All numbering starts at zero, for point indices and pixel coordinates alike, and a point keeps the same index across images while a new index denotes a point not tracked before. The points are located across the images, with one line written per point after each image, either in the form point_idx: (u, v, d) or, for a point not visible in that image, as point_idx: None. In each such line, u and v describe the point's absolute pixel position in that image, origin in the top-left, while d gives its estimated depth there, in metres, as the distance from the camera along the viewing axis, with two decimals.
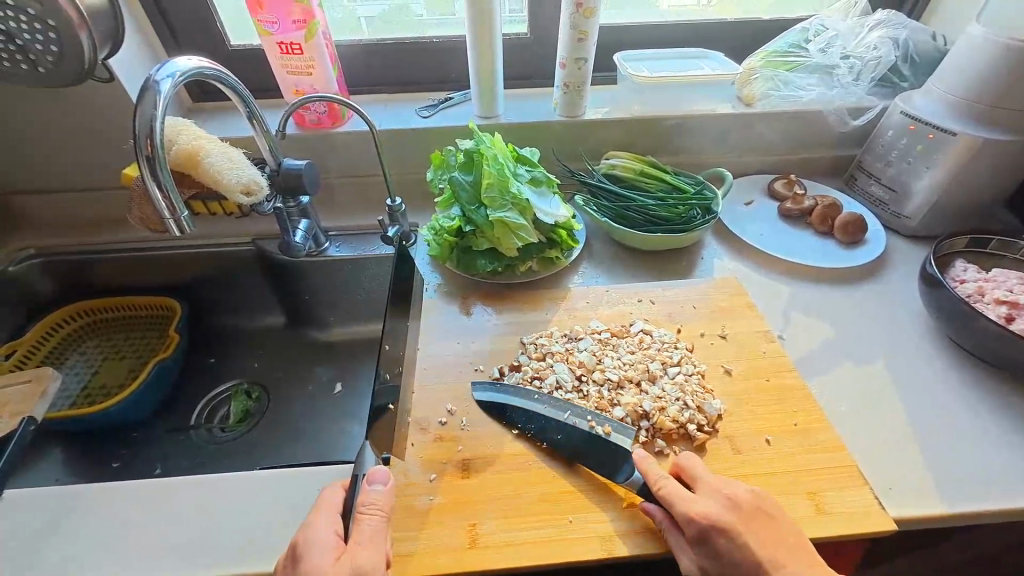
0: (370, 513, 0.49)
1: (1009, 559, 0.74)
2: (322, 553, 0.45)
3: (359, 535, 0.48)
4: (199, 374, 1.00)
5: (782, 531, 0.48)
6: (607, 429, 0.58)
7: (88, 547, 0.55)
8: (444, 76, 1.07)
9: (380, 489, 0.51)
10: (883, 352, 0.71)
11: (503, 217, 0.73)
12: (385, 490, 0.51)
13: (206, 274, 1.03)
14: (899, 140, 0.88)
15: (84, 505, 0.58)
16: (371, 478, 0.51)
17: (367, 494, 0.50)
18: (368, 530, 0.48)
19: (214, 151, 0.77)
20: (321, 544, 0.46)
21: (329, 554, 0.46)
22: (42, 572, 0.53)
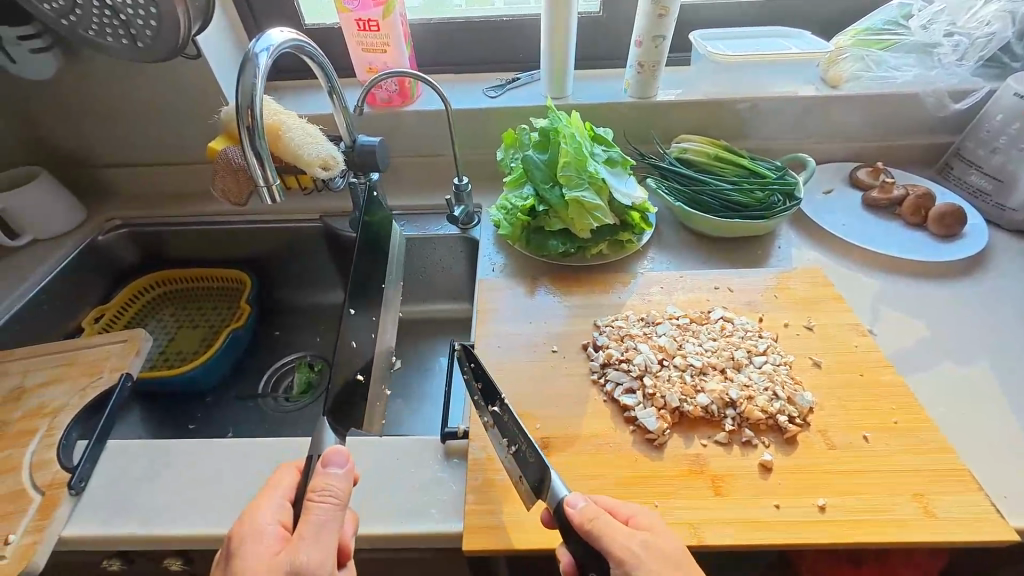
0: (315, 502, 0.44)
1: None
2: (258, 548, 0.43)
3: (304, 528, 0.44)
4: (266, 345, 1.04)
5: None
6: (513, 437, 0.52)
7: (182, 496, 0.58)
8: (511, 57, 1.05)
9: (339, 474, 0.46)
10: (990, 352, 0.66)
11: (580, 197, 0.72)
12: (345, 476, 0.46)
13: (274, 249, 1.06)
14: (1009, 126, 0.81)
15: (176, 458, 0.61)
16: (328, 462, 0.47)
17: (322, 478, 0.45)
18: (314, 523, 0.44)
19: (293, 127, 0.78)
20: (261, 535, 0.44)
21: (265, 551, 0.43)
22: (143, 517, 0.56)
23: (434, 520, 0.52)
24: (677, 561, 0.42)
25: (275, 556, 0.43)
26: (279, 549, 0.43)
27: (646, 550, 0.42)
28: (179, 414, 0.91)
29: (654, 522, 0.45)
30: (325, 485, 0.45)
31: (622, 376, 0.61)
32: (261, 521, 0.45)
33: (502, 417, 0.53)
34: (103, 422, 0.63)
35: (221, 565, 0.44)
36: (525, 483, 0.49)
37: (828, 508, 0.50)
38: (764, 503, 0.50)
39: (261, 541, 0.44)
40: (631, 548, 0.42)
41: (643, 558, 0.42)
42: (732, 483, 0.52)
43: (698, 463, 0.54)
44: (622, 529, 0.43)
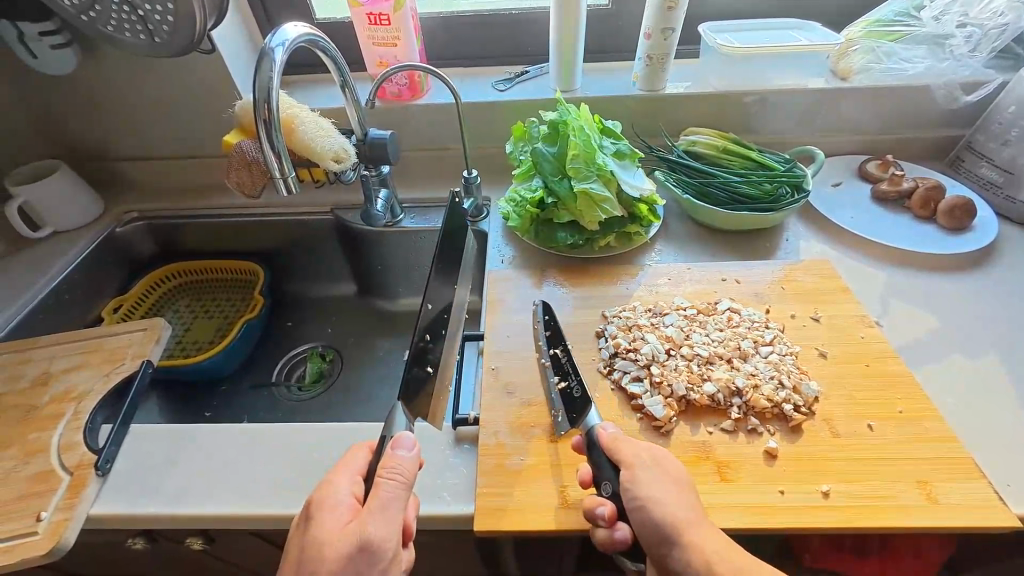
0: (384, 479, 0.47)
1: None
2: (333, 516, 0.46)
3: (374, 502, 0.46)
4: (278, 335, 1.06)
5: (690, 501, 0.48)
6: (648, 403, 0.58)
7: (202, 479, 0.60)
8: (520, 50, 1.05)
9: (407, 455, 0.49)
10: (997, 344, 0.66)
11: (588, 189, 0.73)
12: (411, 458, 0.49)
13: (287, 241, 1.08)
14: (1021, 118, 0.80)
15: (196, 442, 0.63)
16: (397, 443, 0.49)
17: (392, 458, 0.48)
18: (382, 499, 0.46)
19: (306, 120, 0.80)
20: (335, 505, 0.46)
21: (339, 522, 0.45)
22: (165, 498, 0.58)
23: (445, 503, 0.54)
24: (681, 479, 0.49)
25: (346, 526, 0.45)
26: (351, 519, 0.46)
27: (653, 466, 0.50)
28: (194, 402, 0.93)
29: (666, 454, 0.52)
30: (393, 464, 0.48)
31: (630, 366, 0.62)
32: (337, 491, 0.47)
33: (648, 351, 0.62)
34: (125, 407, 0.65)
35: (296, 529, 0.47)
36: (643, 411, 0.58)
37: (831, 494, 0.51)
38: (768, 489, 0.51)
39: (336, 510, 0.46)
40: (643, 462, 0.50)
41: (650, 467, 0.49)
42: (737, 469, 0.53)
43: (704, 450, 0.55)
44: (637, 450, 0.51)
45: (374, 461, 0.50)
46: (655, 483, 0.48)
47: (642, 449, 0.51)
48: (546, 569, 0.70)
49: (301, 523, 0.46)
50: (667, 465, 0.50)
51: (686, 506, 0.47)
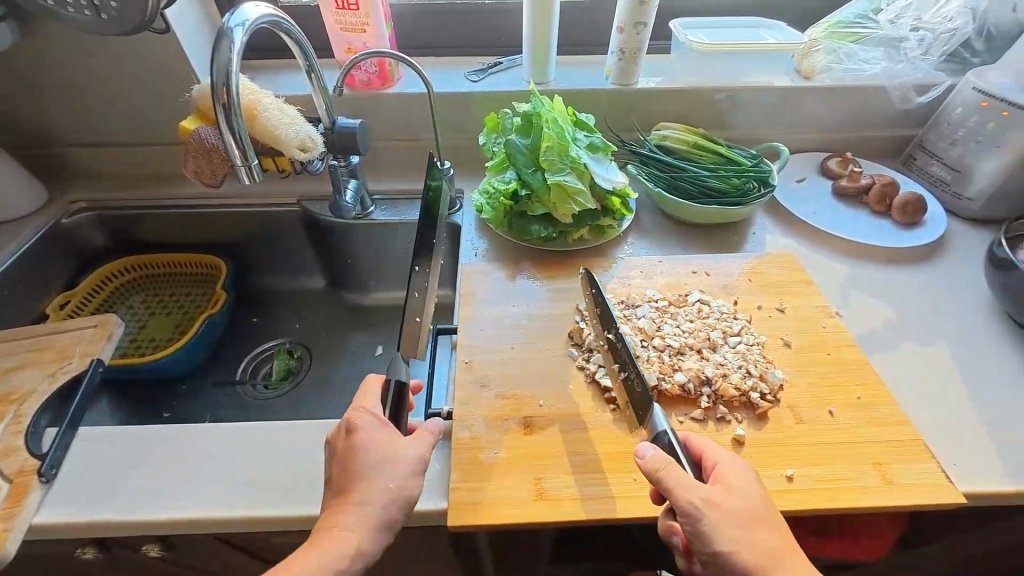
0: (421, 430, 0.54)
1: None
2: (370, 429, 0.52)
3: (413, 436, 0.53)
4: (243, 332, 1.02)
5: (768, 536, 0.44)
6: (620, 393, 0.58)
7: (159, 483, 0.57)
8: (493, 41, 1.04)
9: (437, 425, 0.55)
10: (945, 332, 0.70)
11: (561, 181, 0.72)
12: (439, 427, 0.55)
13: (252, 234, 1.03)
14: (968, 118, 0.85)
15: (153, 444, 0.60)
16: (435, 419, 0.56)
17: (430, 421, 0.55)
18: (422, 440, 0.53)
19: (269, 106, 0.76)
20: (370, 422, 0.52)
21: (385, 436, 0.52)
22: (117, 504, 0.55)
23: (418, 500, 0.53)
24: (744, 517, 0.45)
25: (390, 439, 0.51)
26: (390, 434, 0.52)
27: (714, 507, 0.44)
28: (152, 403, 0.89)
29: (734, 475, 0.47)
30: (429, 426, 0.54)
31: (604, 359, 0.62)
32: (370, 414, 0.53)
33: (615, 343, 0.61)
34: (73, 409, 0.61)
35: (336, 443, 0.51)
36: (633, 410, 0.55)
37: (795, 478, 0.52)
38: None
39: (376, 428, 0.52)
40: (694, 503, 0.44)
41: (710, 513, 0.44)
42: None
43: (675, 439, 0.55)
44: (693, 482, 0.45)
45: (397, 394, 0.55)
46: (717, 532, 0.44)
47: (696, 484, 0.45)
48: (520, 562, 0.70)
49: (343, 438, 0.51)
50: (733, 497, 0.46)
51: (758, 547, 0.43)
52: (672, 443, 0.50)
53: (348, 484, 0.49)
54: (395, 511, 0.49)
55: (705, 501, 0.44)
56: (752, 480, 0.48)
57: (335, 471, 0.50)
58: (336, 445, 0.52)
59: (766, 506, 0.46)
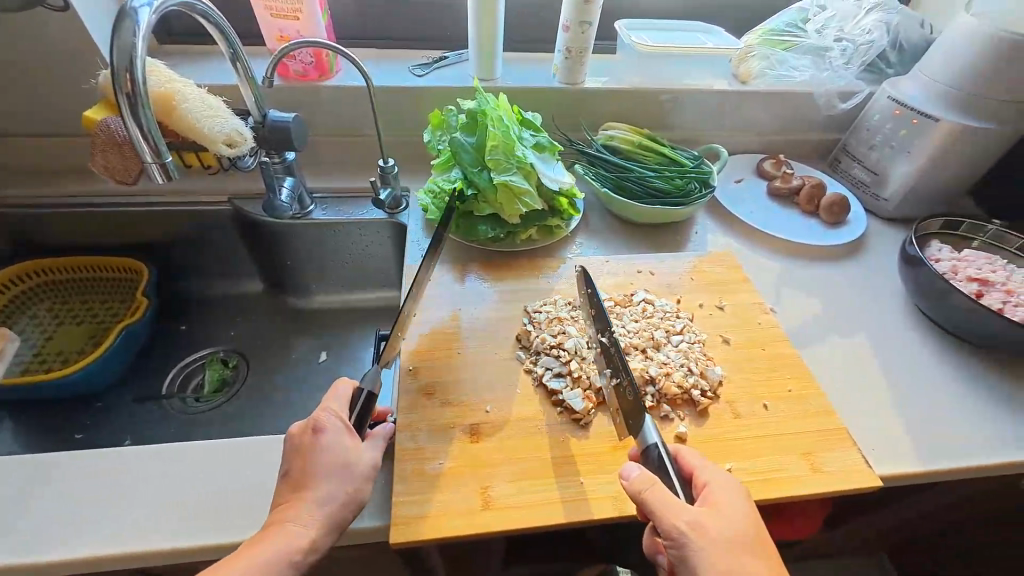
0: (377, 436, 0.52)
1: (955, 517, 0.81)
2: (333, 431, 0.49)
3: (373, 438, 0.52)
4: (170, 341, 0.94)
5: (755, 562, 0.43)
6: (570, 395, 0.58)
7: (62, 517, 0.51)
8: (438, 34, 1.01)
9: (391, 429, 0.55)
10: (865, 325, 0.75)
11: (507, 181, 0.71)
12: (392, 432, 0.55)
13: (178, 235, 0.95)
14: (885, 125, 0.91)
15: (56, 474, 0.54)
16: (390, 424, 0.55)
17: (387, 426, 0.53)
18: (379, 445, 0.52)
19: (190, 97, 0.70)
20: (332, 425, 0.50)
21: (346, 437, 0.50)
22: (10, 545, 0.49)
23: (358, 519, 0.50)
24: (731, 540, 0.43)
25: (351, 444, 0.50)
26: (350, 438, 0.50)
27: (698, 529, 0.43)
28: (63, 422, 0.80)
29: (724, 497, 0.46)
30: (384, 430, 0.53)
31: (552, 362, 0.61)
32: (335, 416, 0.50)
33: (614, 347, 0.59)
34: None
35: (296, 440, 0.49)
36: (625, 418, 0.54)
37: (732, 472, 0.55)
38: None
39: (338, 430, 0.50)
40: (680, 526, 0.43)
41: (693, 536, 0.43)
42: None
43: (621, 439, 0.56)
44: (680, 503, 0.45)
45: (366, 396, 0.53)
46: (703, 556, 0.42)
47: (681, 505, 0.44)
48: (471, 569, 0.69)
49: (305, 436, 0.49)
50: (721, 522, 0.44)
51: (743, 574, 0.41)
52: (661, 456, 0.49)
53: (304, 481, 0.47)
54: (349, 511, 0.47)
55: (689, 523, 0.43)
56: (746, 506, 0.46)
57: (290, 466, 0.48)
58: (296, 442, 0.49)
59: (759, 534, 0.45)
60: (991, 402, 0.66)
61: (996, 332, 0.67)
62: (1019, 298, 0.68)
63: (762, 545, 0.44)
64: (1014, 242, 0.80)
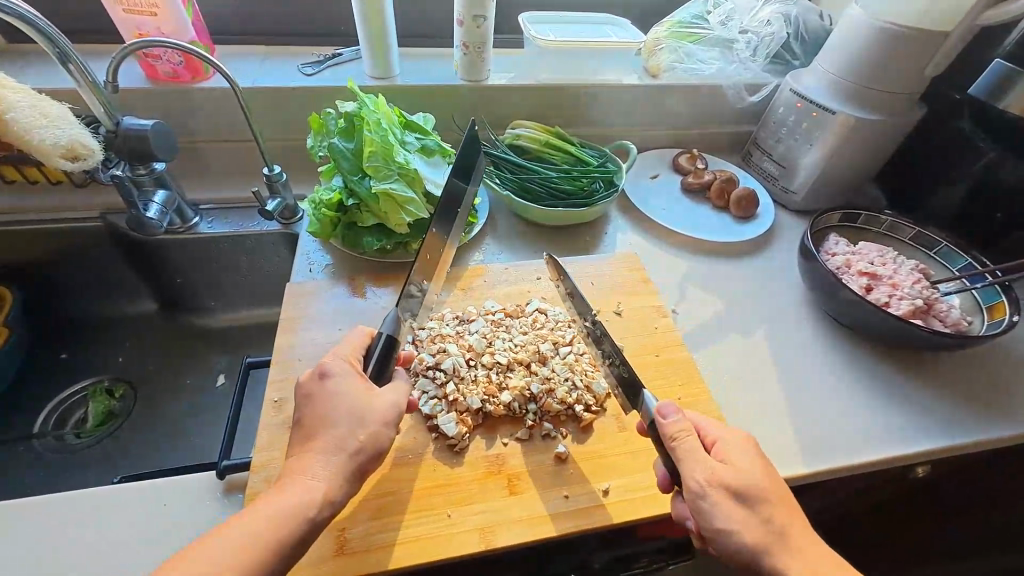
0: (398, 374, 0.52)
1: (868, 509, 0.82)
2: (344, 378, 0.49)
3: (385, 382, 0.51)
4: (43, 374, 0.85)
5: (771, 508, 0.44)
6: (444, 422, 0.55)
7: None
8: (331, 29, 0.94)
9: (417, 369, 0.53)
10: (765, 321, 0.74)
11: (388, 189, 0.67)
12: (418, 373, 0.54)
13: (49, 256, 0.85)
14: (788, 117, 0.90)
15: None
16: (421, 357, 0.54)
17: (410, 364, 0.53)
18: (399, 386, 0.51)
19: (18, 103, 0.62)
20: (341, 374, 0.49)
21: (359, 377, 0.50)
22: None
23: None
24: (745, 490, 0.45)
25: (363, 386, 0.49)
26: (364, 381, 0.50)
27: (718, 488, 0.44)
28: None
29: (735, 450, 0.48)
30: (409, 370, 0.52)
31: (428, 385, 0.58)
32: (344, 360, 0.51)
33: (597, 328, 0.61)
34: None
35: (304, 385, 0.49)
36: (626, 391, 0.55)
37: (610, 491, 0.53)
38: (555, 495, 0.52)
39: (347, 373, 0.50)
40: (699, 483, 0.44)
41: (711, 489, 0.44)
42: (527, 479, 0.53)
43: (497, 464, 0.54)
44: (696, 461, 0.46)
45: (381, 341, 0.54)
46: (724, 508, 0.44)
47: (697, 463, 0.45)
48: None
49: (314, 380, 0.49)
50: (735, 475, 0.45)
51: (760, 524, 0.43)
52: None
53: (316, 429, 0.46)
54: (365, 458, 0.46)
55: (707, 481, 0.45)
56: (756, 457, 0.47)
57: (304, 411, 0.48)
58: (305, 389, 0.49)
59: (774, 482, 0.46)
60: (880, 396, 0.67)
61: (883, 325, 0.67)
62: (902, 291, 0.70)
63: (778, 491, 0.46)
64: (907, 232, 0.81)
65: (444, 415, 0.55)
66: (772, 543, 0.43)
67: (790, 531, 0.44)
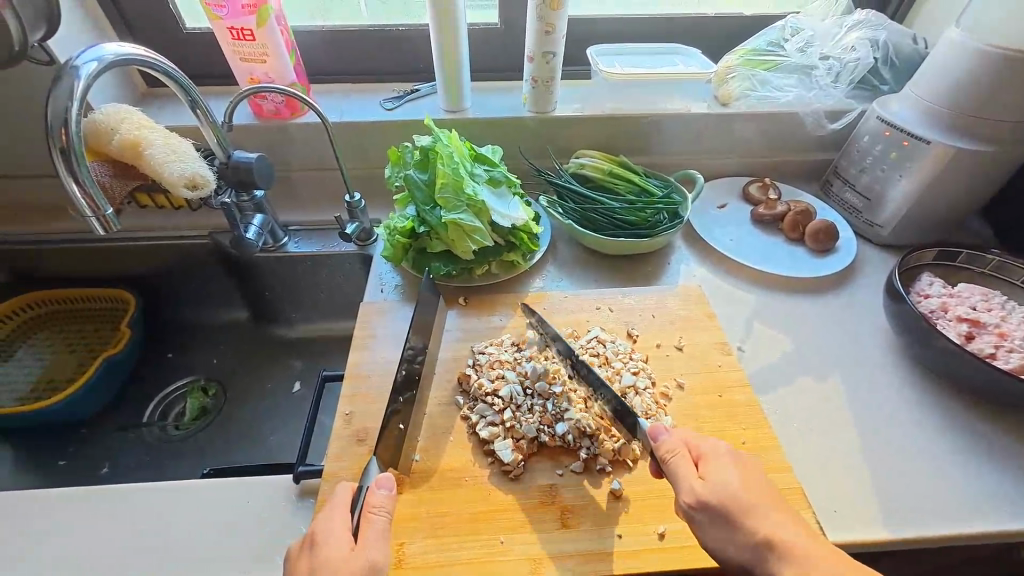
0: (370, 518, 0.47)
1: None
2: (327, 546, 0.45)
3: (367, 534, 0.46)
4: (154, 370, 0.97)
5: (766, 523, 0.45)
6: (501, 447, 0.56)
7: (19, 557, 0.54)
8: (410, 67, 1.03)
9: (385, 494, 0.48)
10: (844, 366, 0.69)
11: (457, 219, 0.71)
12: (389, 496, 0.48)
13: (166, 267, 0.98)
14: (875, 146, 0.85)
15: (20, 512, 0.58)
16: (378, 479, 0.48)
17: (372, 497, 0.48)
18: (373, 530, 0.46)
19: (156, 142, 0.73)
20: (328, 540, 0.45)
21: (342, 531, 0.46)
22: None
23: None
24: (738, 501, 0.46)
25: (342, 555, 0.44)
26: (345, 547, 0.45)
27: (704, 507, 0.46)
28: (46, 451, 0.83)
29: (722, 463, 0.49)
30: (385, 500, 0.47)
31: (486, 410, 0.60)
32: (330, 526, 0.47)
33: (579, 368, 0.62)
34: None
35: (295, 566, 0.45)
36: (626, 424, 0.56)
37: (666, 535, 0.51)
38: (607, 533, 0.51)
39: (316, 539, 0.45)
40: (691, 497, 0.47)
41: (703, 502, 0.46)
42: (580, 514, 0.53)
43: (550, 495, 0.54)
44: (684, 477, 0.48)
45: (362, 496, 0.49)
46: (716, 521, 0.46)
47: (686, 479, 0.47)
48: None
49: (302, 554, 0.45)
50: (719, 490, 0.46)
51: (749, 536, 0.45)
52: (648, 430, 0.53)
53: None
54: None
55: (692, 500, 0.47)
56: (741, 468, 0.49)
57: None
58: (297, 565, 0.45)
59: (761, 494, 0.47)
60: (983, 459, 0.60)
61: (985, 378, 0.60)
62: (1012, 342, 0.63)
63: (766, 502, 0.47)
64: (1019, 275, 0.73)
65: (501, 441, 0.57)
66: (764, 551, 0.45)
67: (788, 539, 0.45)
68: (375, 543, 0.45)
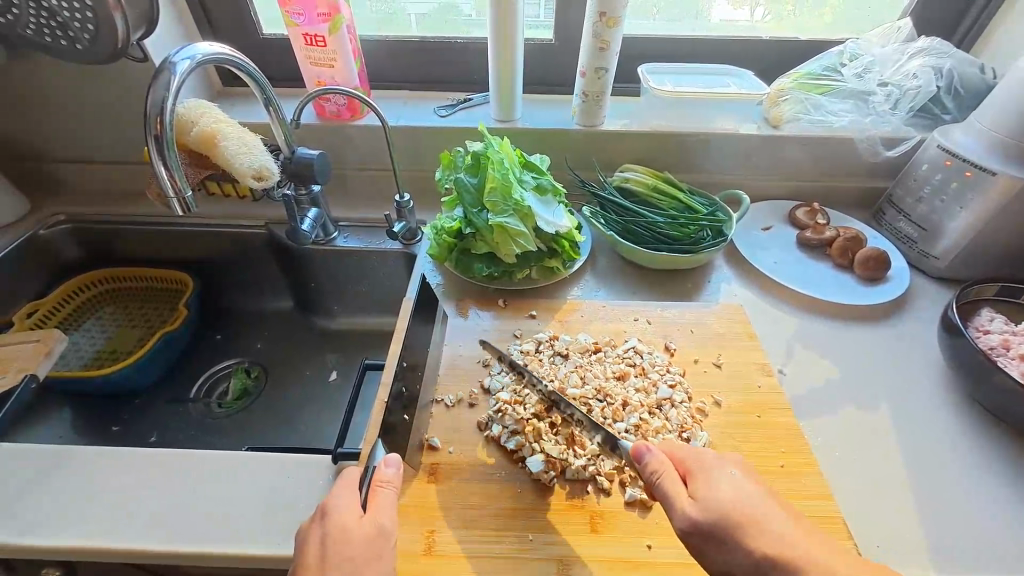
0: (378, 492, 0.49)
1: None
2: (341, 514, 0.47)
3: (378, 506, 0.48)
4: (204, 349, 1.02)
5: (769, 543, 0.43)
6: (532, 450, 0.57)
7: (77, 508, 0.58)
8: (465, 77, 1.07)
9: (394, 471, 0.50)
10: (892, 397, 0.67)
11: (503, 223, 0.73)
12: (397, 474, 0.50)
13: (223, 253, 1.04)
14: (934, 175, 0.82)
15: (80, 467, 0.62)
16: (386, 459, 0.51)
17: (382, 474, 0.50)
18: (384, 502, 0.48)
19: (230, 136, 0.78)
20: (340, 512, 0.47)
21: (354, 505, 0.48)
22: (32, 527, 0.56)
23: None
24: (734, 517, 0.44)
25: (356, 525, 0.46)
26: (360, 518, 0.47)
27: (698, 531, 0.45)
28: (102, 416, 0.89)
29: (711, 479, 0.47)
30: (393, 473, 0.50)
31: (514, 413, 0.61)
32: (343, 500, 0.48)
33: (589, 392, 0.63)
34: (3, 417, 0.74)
35: (307, 534, 0.47)
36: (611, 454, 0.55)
37: None
38: (636, 543, 0.51)
39: (347, 510, 0.47)
40: (686, 517, 0.45)
41: (699, 521, 0.45)
42: (610, 520, 0.53)
43: (581, 498, 0.55)
44: (678, 495, 0.46)
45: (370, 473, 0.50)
46: (717, 540, 0.44)
47: (675, 496, 0.46)
48: None
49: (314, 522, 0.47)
50: (711, 508, 0.45)
51: (754, 556, 0.43)
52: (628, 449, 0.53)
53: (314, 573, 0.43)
54: None
55: (686, 522, 0.45)
56: (734, 481, 0.47)
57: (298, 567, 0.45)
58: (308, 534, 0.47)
59: (759, 509, 0.45)
60: None
61: None
62: None
63: (764, 515, 0.45)
64: None
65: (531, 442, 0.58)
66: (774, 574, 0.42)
67: (791, 549, 0.43)
68: (385, 513, 0.48)
